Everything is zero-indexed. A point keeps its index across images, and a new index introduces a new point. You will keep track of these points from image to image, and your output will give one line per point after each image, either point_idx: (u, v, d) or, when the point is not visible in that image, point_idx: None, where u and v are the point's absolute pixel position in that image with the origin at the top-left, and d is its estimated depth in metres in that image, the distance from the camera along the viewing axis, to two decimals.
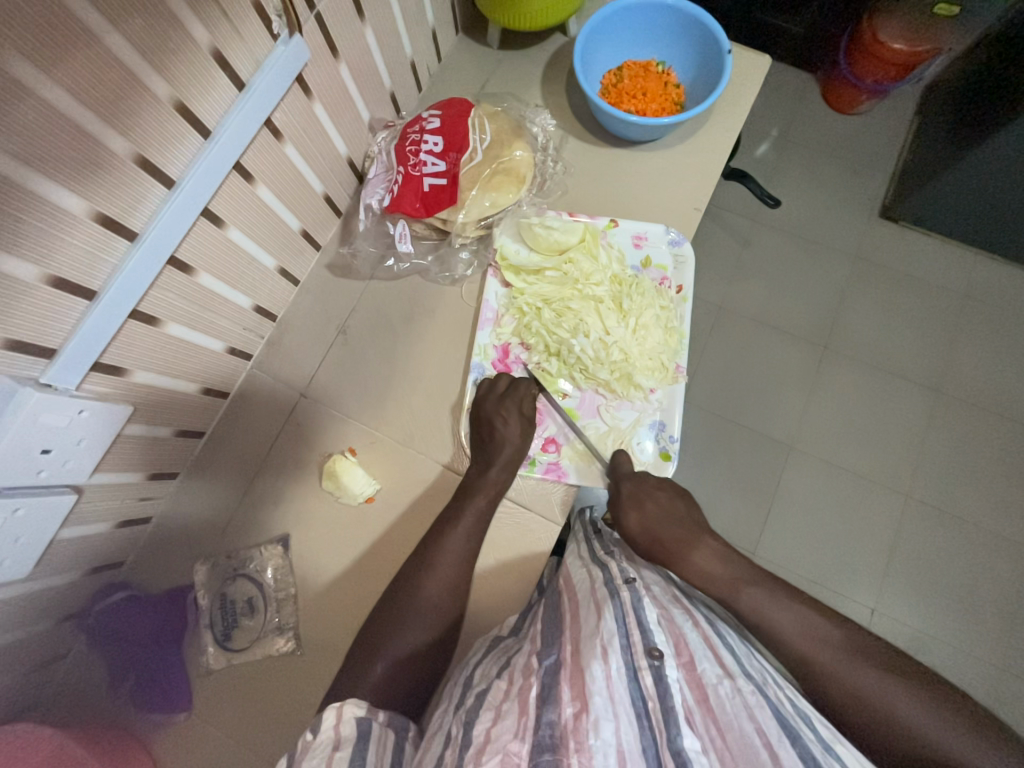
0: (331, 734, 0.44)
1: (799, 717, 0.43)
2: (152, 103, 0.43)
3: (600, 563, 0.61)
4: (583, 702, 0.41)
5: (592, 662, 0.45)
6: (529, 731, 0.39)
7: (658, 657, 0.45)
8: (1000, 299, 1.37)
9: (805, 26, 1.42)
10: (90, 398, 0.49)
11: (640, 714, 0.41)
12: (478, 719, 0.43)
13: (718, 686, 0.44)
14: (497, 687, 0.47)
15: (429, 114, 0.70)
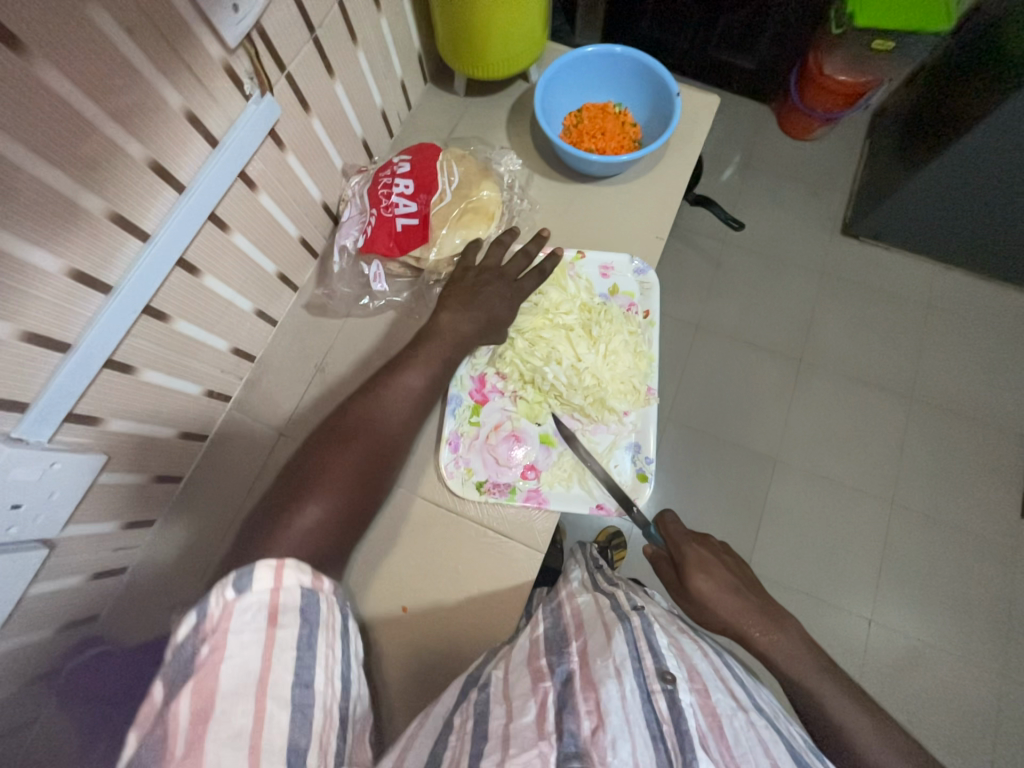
0: (267, 594, 0.43)
1: (809, 752, 0.46)
2: (129, 164, 0.45)
3: (606, 590, 0.62)
4: (600, 717, 0.42)
5: (607, 681, 0.46)
6: (552, 737, 0.41)
7: (672, 682, 0.47)
8: (960, 306, 1.44)
9: (757, 62, 1.52)
10: (63, 450, 0.49)
11: (656, 738, 0.43)
12: (492, 712, 0.44)
13: (733, 718, 0.46)
14: (498, 679, 0.49)
15: (400, 159, 0.74)
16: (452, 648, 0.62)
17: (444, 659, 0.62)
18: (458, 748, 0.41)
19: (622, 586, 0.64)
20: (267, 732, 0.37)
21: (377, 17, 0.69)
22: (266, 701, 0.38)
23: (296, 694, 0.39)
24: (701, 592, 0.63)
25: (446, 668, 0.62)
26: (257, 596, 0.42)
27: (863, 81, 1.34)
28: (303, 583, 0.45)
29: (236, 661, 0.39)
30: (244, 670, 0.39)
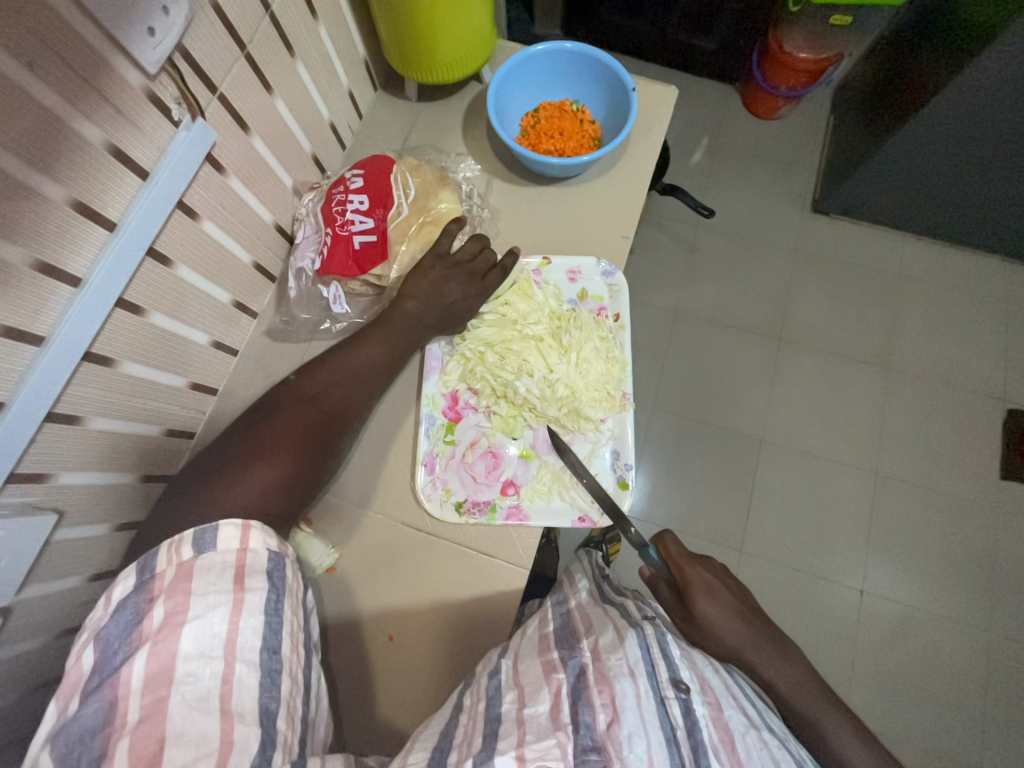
0: (233, 554, 0.46)
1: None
2: (48, 208, 0.42)
3: (613, 599, 0.60)
4: (615, 713, 0.44)
5: (621, 678, 0.47)
6: (568, 729, 0.43)
7: (685, 690, 0.47)
8: (932, 275, 1.45)
9: (718, 43, 1.50)
10: (7, 515, 0.46)
11: (670, 742, 0.43)
12: (503, 699, 0.47)
13: (745, 734, 0.46)
14: (505, 665, 0.51)
15: (352, 174, 0.71)
16: (442, 672, 0.61)
17: (434, 684, 0.61)
18: (471, 728, 0.45)
19: (630, 595, 0.63)
20: (235, 693, 0.41)
21: (315, 25, 0.66)
22: (233, 663, 0.42)
23: (262, 657, 0.43)
24: (704, 617, 0.61)
25: (437, 692, 0.61)
26: (222, 557, 0.46)
27: (825, 56, 1.35)
28: (269, 547, 0.48)
29: (204, 624, 0.42)
30: (209, 631, 0.42)
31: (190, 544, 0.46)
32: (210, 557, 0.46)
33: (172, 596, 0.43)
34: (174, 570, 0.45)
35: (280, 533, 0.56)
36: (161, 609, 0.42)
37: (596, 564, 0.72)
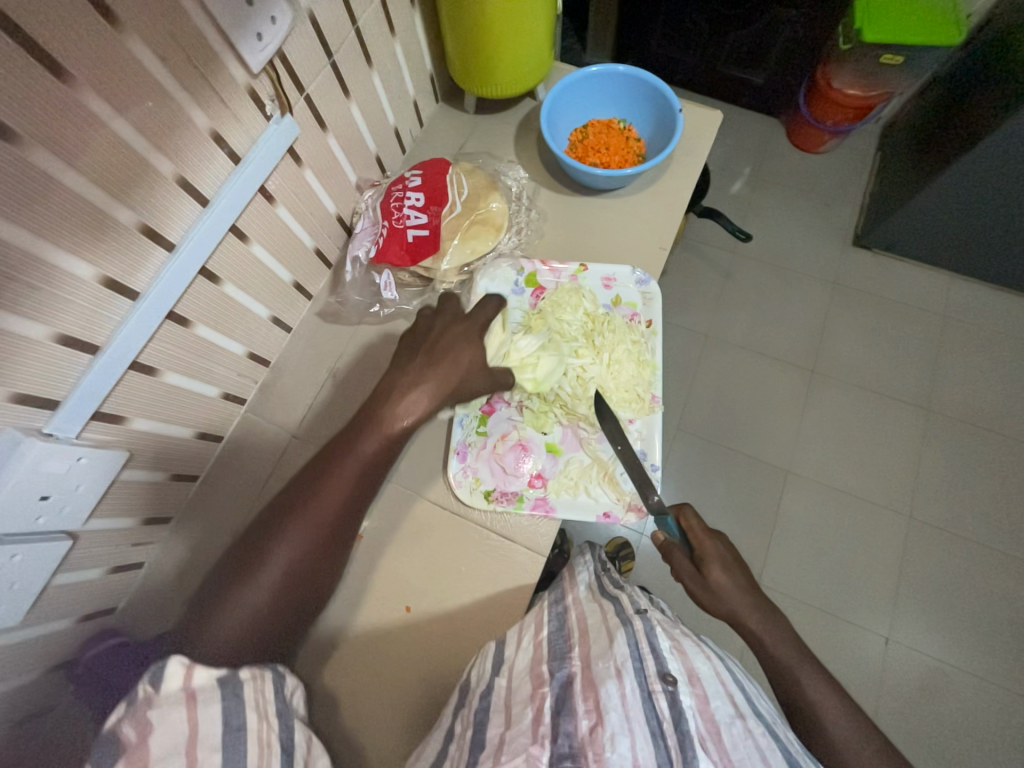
0: (180, 691, 0.44)
1: (807, 759, 0.46)
2: (159, 180, 0.48)
3: (610, 593, 0.62)
4: (599, 717, 0.45)
5: (608, 681, 0.48)
6: (547, 738, 0.44)
7: (672, 683, 0.48)
8: (978, 318, 1.42)
9: (766, 77, 1.54)
10: (89, 446, 0.51)
11: (656, 736, 0.44)
12: (491, 721, 0.48)
13: (731, 725, 0.46)
14: (499, 684, 0.52)
15: (411, 174, 0.77)
16: (454, 649, 0.64)
17: (446, 663, 0.63)
18: (458, 752, 0.47)
19: (626, 588, 0.66)
20: None
21: (391, 41, 0.73)
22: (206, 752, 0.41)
23: (230, 740, 0.43)
24: (720, 583, 0.62)
25: (448, 670, 0.63)
26: (170, 686, 0.44)
27: (874, 94, 1.37)
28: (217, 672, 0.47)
29: (170, 727, 0.42)
30: (178, 730, 0.42)
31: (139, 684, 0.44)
32: (158, 689, 0.44)
33: (137, 715, 0.42)
34: (128, 705, 0.43)
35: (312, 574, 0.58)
36: (128, 729, 0.41)
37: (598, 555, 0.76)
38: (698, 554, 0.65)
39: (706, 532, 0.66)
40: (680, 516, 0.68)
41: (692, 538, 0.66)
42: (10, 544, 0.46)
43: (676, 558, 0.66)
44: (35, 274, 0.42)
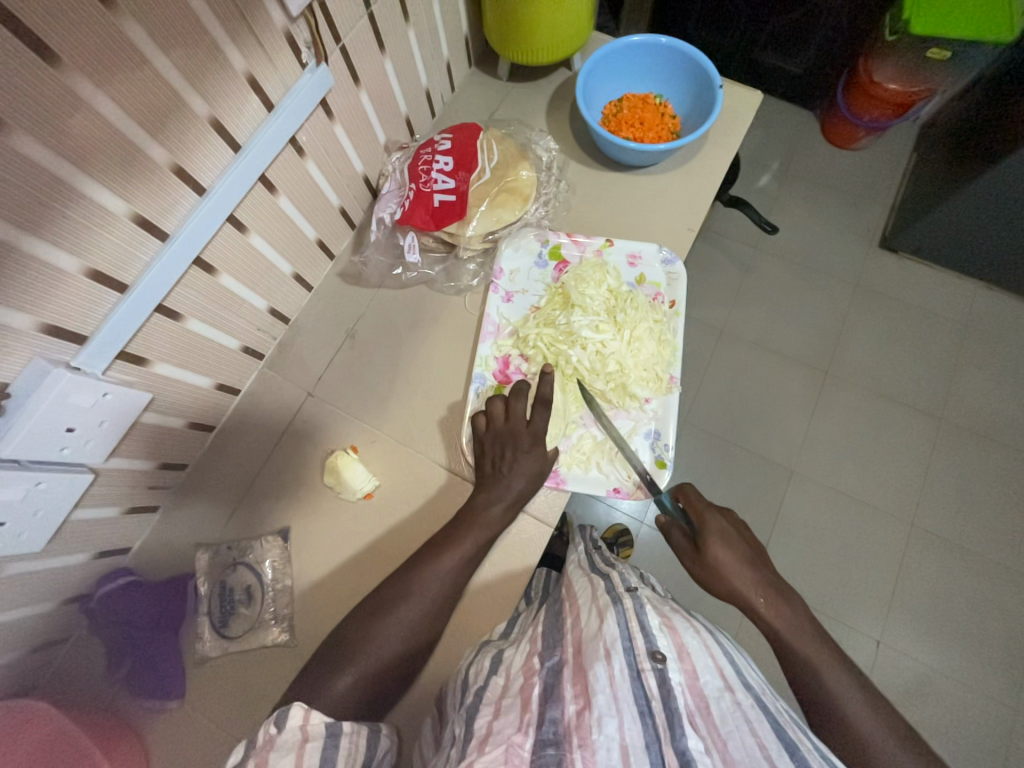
0: (298, 732, 0.46)
1: (797, 727, 0.46)
2: (193, 119, 0.48)
3: (602, 572, 0.63)
4: (586, 700, 0.44)
5: (596, 664, 0.47)
6: (531, 726, 0.44)
7: (661, 661, 0.47)
8: (1002, 329, 1.39)
9: (804, 67, 1.49)
10: (115, 383, 0.52)
11: (644, 714, 0.43)
12: (480, 713, 0.47)
13: (719, 699, 0.46)
14: (494, 681, 0.51)
15: (441, 138, 0.76)
16: (456, 610, 0.65)
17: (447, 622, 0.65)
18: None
19: (617, 566, 0.67)
20: None
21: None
22: None
23: None
24: (719, 559, 0.64)
25: (449, 630, 0.64)
26: (292, 733, 0.45)
27: (917, 90, 1.33)
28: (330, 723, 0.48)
29: None
30: None
31: (271, 721, 0.46)
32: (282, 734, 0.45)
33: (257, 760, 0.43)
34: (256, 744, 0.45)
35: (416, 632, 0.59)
36: None
37: (590, 537, 0.79)
38: (698, 529, 0.67)
39: (706, 508, 0.69)
40: (683, 494, 0.71)
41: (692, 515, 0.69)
42: (34, 471, 0.47)
43: (678, 534, 0.69)
44: (68, 204, 0.42)
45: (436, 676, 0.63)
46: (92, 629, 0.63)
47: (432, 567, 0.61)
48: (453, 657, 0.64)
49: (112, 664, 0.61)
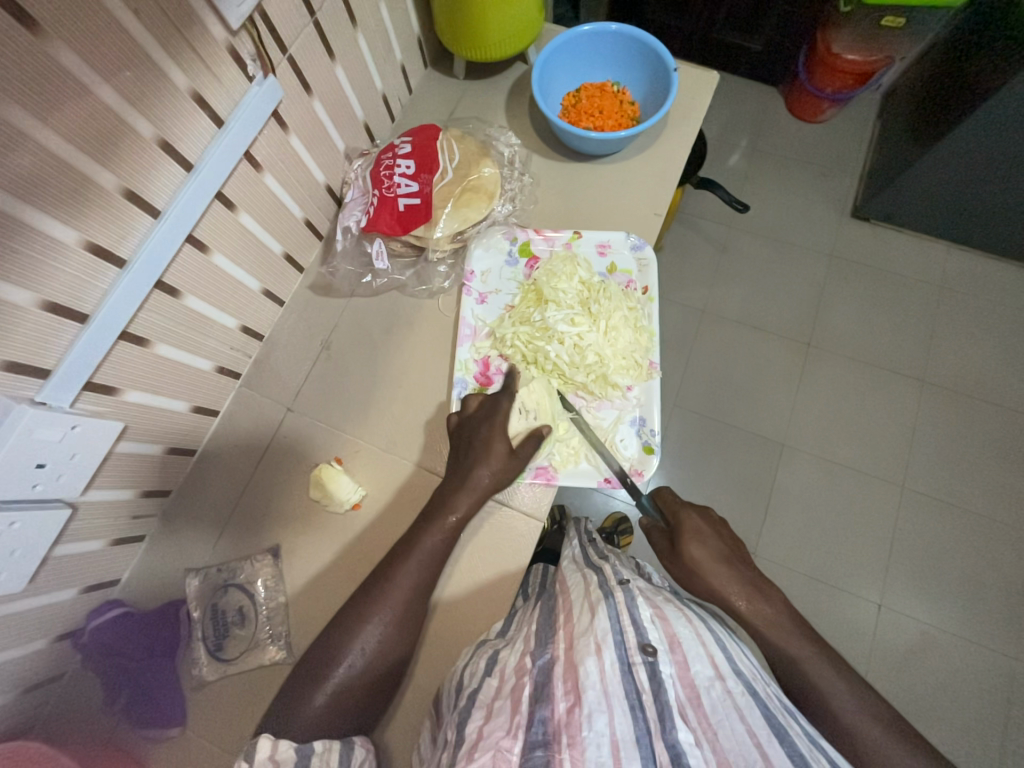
0: (268, 764, 0.46)
1: (787, 713, 0.47)
2: (140, 142, 0.47)
3: (594, 565, 0.64)
4: (576, 697, 0.45)
5: (586, 659, 0.48)
6: (522, 729, 0.44)
7: (652, 654, 0.48)
8: (975, 289, 1.41)
9: (764, 44, 1.50)
10: (83, 415, 0.51)
11: (635, 708, 0.44)
12: (472, 717, 0.47)
13: (710, 688, 0.47)
14: (487, 684, 0.51)
15: (401, 141, 0.76)
16: (453, 612, 0.65)
17: (445, 624, 0.65)
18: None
19: (609, 558, 0.68)
20: None
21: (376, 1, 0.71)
22: None
23: None
24: (703, 555, 0.65)
25: (447, 632, 0.65)
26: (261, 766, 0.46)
27: (874, 60, 1.35)
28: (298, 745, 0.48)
29: None
30: None
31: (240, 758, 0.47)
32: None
33: None
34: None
35: (407, 632, 0.60)
36: None
37: (584, 531, 0.79)
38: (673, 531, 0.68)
39: (679, 507, 0.70)
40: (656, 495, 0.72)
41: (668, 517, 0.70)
42: (8, 510, 0.46)
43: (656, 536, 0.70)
44: (15, 238, 0.41)
45: (437, 678, 0.63)
46: (86, 664, 0.62)
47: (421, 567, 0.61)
48: (453, 658, 0.64)
49: (109, 698, 0.61)
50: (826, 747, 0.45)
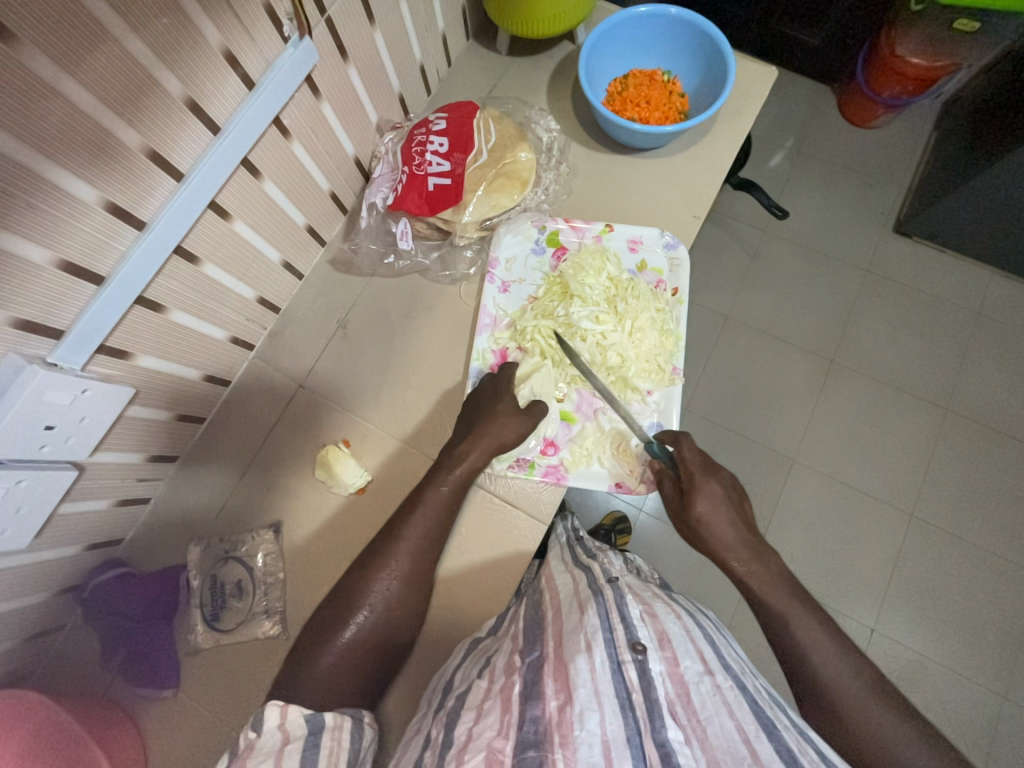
0: (277, 733, 0.46)
1: (775, 706, 0.46)
2: (166, 100, 0.45)
3: (583, 565, 0.63)
4: (567, 695, 0.44)
5: (577, 657, 0.47)
6: (512, 729, 0.42)
7: (642, 652, 0.47)
8: (1015, 318, 1.35)
9: (823, 38, 1.40)
10: (94, 379, 0.50)
11: (624, 708, 0.43)
12: (460, 720, 0.46)
13: (700, 683, 0.46)
14: (478, 686, 0.49)
15: (436, 117, 0.72)
16: (449, 603, 0.65)
17: (441, 615, 0.65)
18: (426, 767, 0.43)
19: (599, 557, 0.67)
20: None
21: None
22: None
23: None
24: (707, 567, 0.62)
25: (439, 622, 0.65)
26: (270, 737, 0.45)
27: (942, 66, 1.25)
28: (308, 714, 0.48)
29: None
30: None
31: (251, 727, 0.46)
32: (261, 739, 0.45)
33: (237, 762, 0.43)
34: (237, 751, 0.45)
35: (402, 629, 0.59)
36: None
37: (570, 528, 0.79)
38: (686, 484, 0.65)
39: (698, 467, 0.65)
40: (676, 446, 0.66)
41: (681, 467, 0.66)
42: (13, 470, 0.46)
43: (663, 484, 0.67)
44: (30, 191, 0.39)
45: (426, 667, 0.63)
46: (86, 619, 0.63)
47: (422, 562, 0.60)
48: (445, 648, 0.64)
49: (106, 654, 0.62)
50: (816, 739, 0.44)
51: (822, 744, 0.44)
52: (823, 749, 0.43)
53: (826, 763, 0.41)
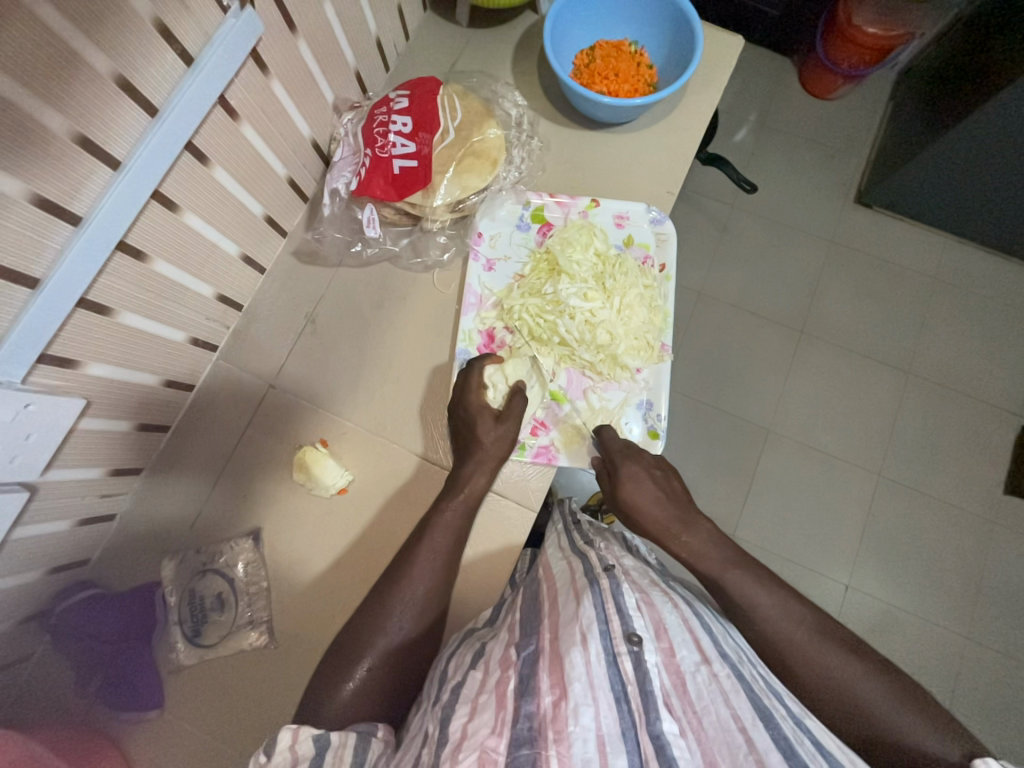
0: (286, 756, 0.43)
1: (771, 695, 0.47)
2: (92, 77, 0.40)
3: (579, 552, 0.63)
4: (562, 690, 0.43)
5: (572, 650, 0.46)
6: (506, 725, 0.41)
7: (638, 643, 0.47)
8: (968, 282, 1.40)
9: (782, 9, 1.39)
10: (38, 392, 0.46)
11: (620, 701, 0.42)
12: (456, 714, 0.44)
13: (695, 673, 0.46)
14: (473, 678, 0.48)
15: (397, 95, 0.68)
16: None
17: None
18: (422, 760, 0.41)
19: (596, 543, 0.67)
20: None
21: None
22: None
23: None
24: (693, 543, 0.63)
25: None
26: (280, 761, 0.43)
27: (896, 34, 1.26)
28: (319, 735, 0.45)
29: None
30: None
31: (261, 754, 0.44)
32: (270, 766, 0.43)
33: None
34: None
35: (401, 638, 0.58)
36: None
37: (567, 512, 0.79)
38: (609, 471, 0.66)
39: (620, 451, 0.66)
40: (602, 435, 0.67)
41: (606, 455, 0.67)
42: None
43: (593, 473, 0.68)
44: None
45: None
46: (56, 646, 0.59)
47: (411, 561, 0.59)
48: None
49: (82, 681, 0.59)
50: (811, 728, 0.46)
51: (816, 732, 0.45)
52: (818, 739, 0.45)
53: (820, 752, 0.43)
